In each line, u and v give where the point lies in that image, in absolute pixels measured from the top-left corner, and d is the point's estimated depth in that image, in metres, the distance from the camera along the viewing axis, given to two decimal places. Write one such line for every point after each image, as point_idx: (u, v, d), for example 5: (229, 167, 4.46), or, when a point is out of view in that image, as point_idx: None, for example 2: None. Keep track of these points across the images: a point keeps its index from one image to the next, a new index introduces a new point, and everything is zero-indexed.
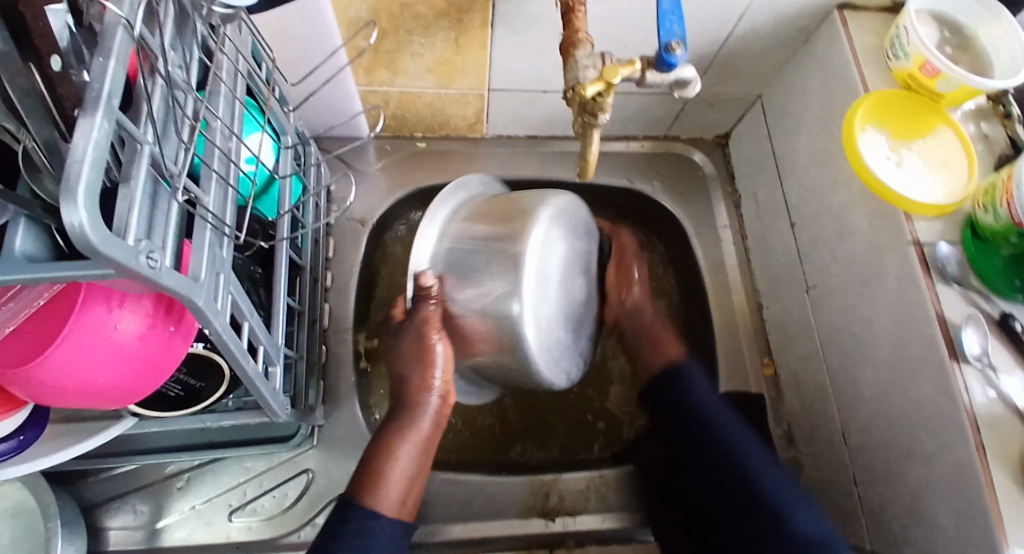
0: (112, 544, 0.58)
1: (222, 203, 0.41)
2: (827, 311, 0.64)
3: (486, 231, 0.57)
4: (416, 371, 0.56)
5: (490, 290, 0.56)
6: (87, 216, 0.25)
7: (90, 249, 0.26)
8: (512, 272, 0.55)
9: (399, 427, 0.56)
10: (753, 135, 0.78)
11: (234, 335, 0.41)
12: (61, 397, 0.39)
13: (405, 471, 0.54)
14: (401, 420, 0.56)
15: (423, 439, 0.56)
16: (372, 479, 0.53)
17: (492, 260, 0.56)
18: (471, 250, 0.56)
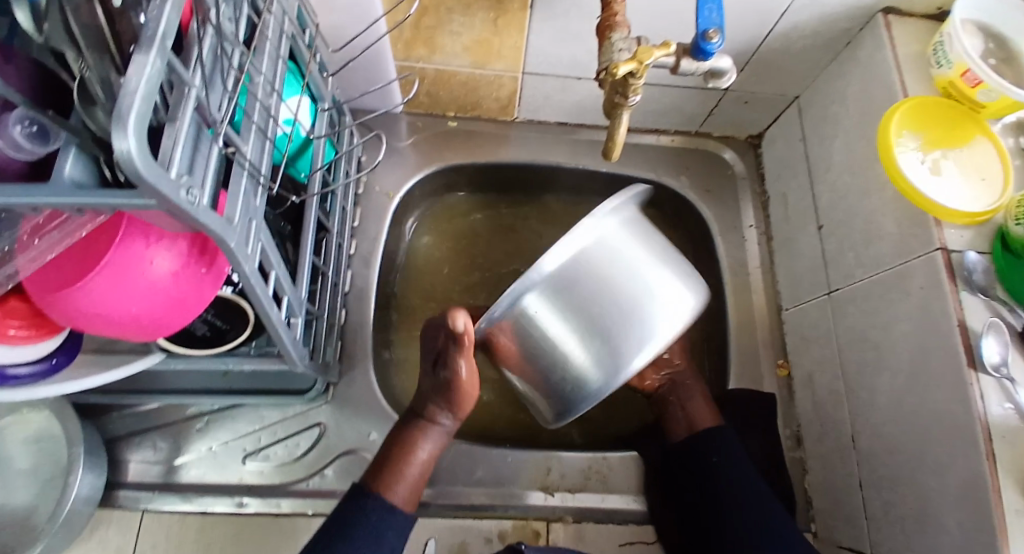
0: (132, 476, 0.61)
1: (259, 154, 0.43)
2: (848, 315, 0.63)
3: (629, 289, 0.52)
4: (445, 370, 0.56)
5: (593, 341, 0.51)
6: (136, 145, 0.27)
7: (136, 177, 0.28)
8: (625, 347, 0.51)
9: (419, 423, 0.57)
10: (787, 136, 0.77)
11: (261, 282, 0.43)
12: (98, 326, 0.42)
13: (423, 466, 0.56)
14: (424, 418, 0.57)
15: (440, 434, 0.58)
16: (392, 473, 0.54)
17: (610, 317, 0.51)
18: (595, 299, 0.51)
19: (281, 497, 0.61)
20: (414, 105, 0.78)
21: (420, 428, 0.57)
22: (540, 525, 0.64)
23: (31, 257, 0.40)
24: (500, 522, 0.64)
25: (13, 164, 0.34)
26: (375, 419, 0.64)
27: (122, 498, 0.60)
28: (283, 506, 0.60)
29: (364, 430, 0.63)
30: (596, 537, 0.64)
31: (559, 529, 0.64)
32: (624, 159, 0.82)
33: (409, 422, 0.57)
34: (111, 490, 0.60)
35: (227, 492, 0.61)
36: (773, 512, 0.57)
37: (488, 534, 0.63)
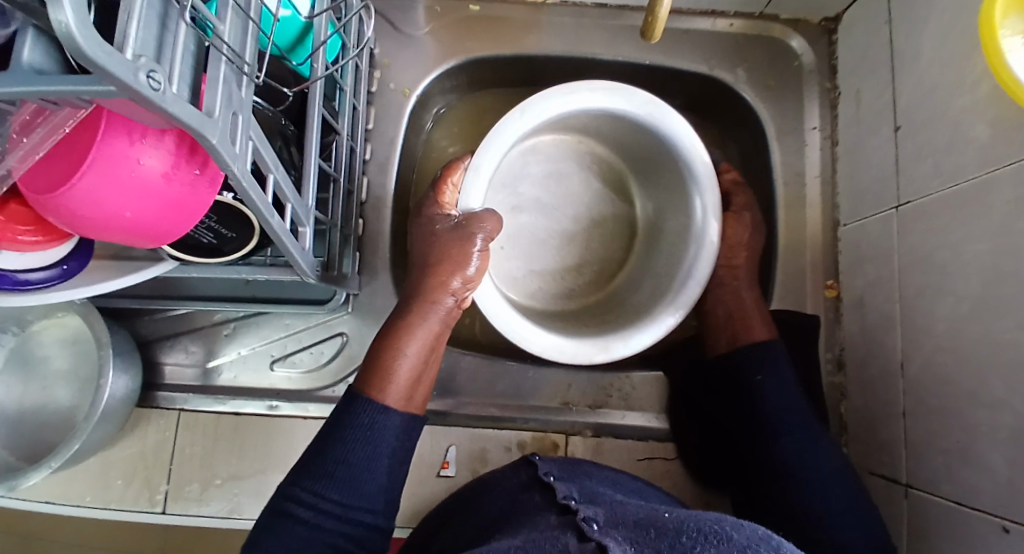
0: (168, 378, 0.63)
1: (242, 38, 0.38)
2: (914, 233, 0.56)
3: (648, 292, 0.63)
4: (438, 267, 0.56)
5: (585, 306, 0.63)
6: (74, 17, 0.23)
7: (84, 58, 0.24)
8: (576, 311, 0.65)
9: (412, 321, 0.56)
10: (869, 19, 0.65)
11: (256, 187, 0.39)
12: (97, 231, 0.40)
13: (413, 368, 0.55)
14: (409, 320, 0.56)
15: (426, 336, 0.56)
16: (378, 374, 0.53)
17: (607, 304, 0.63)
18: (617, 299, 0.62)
19: (309, 402, 0.62)
20: None
21: (412, 325, 0.56)
22: (559, 437, 0.64)
23: (20, 156, 0.37)
24: (520, 433, 0.64)
25: None
26: None
27: (161, 399, 0.63)
28: (311, 410, 0.62)
29: None
30: (615, 450, 0.64)
31: (579, 443, 0.64)
32: (672, 48, 0.72)
33: (393, 327, 0.56)
34: (150, 391, 0.63)
35: (258, 395, 0.62)
36: (802, 434, 0.55)
37: (508, 443, 0.64)
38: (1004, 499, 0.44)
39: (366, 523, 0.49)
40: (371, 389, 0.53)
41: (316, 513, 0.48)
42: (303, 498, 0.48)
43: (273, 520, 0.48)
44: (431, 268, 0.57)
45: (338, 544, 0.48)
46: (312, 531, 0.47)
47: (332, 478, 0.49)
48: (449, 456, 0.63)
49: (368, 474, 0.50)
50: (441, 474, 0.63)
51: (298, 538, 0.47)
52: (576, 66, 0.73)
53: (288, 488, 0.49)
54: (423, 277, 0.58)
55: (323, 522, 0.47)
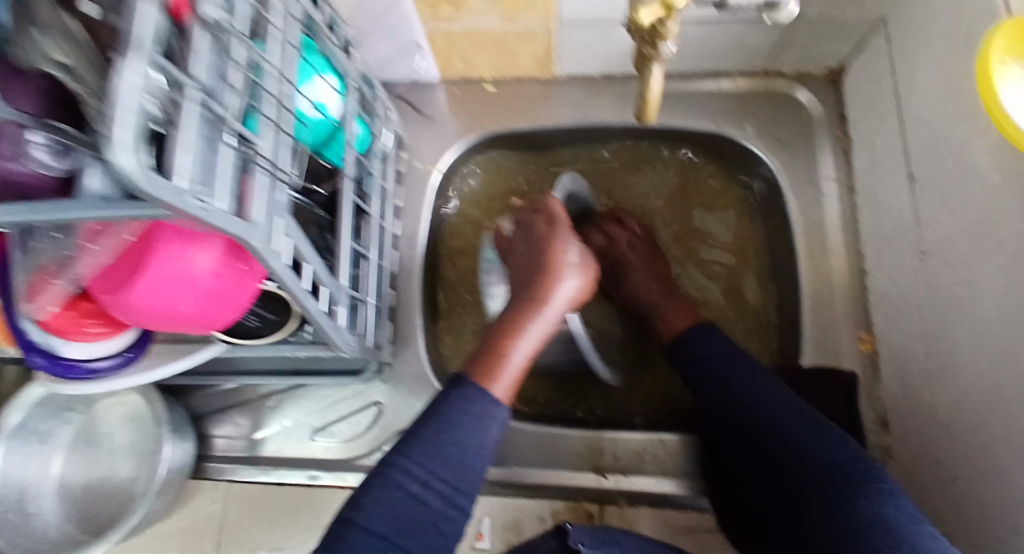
0: (218, 449, 0.67)
1: (277, 148, 0.43)
2: (938, 277, 0.55)
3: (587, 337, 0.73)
4: (558, 262, 0.54)
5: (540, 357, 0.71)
6: (135, 161, 0.26)
7: (142, 190, 0.28)
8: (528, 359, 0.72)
9: (529, 309, 0.53)
10: (871, 67, 0.66)
11: (293, 277, 0.44)
12: (153, 321, 0.45)
13: (524, 361, 0.51)
14: (525, 305, 0.53)
15: (540, 331, 0.53)
16: (493, 363, 0.49)
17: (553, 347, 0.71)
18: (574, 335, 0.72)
19: (346, 471, 0.64)
20: (449, 72, 0.76)
21: (530, 314, 0.52)
22: (593, 507, 0.65)
23: (89, 261, 0.42)
24: (552, 502, 0.65)
25: (46, 181, 0.33)
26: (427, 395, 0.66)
27: (211, 469, 0.66)
28: (348, 479, 0.64)
29: (418, 406, 0.66)
30: (653, 520, 0.64)
31: (614, 513, 0.65)
32: (679, 109, 0.75)
33: (509, 316, 0.53)
34: (201, 463, 0.67)
35: (300, 466, 0.65)
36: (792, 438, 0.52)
37: (541, 513, 0.65)
38: None
39: (460, 508, 0.46)
40: (485, 377, 0.49)
41: (426, 490, 0.45)
42: (409, 470, 0.45)
43: (377, 485, 0.45)
44: (544, 258, 0.55)
45: (438, 525, 0.45)
46: (420, 505, 0.45)
47: (445, 457, 0.46)
48: (483, 527, 0.65)
49: (473, 459, 0.47)
50: (475, 545, 0.64)
51: (403, 509, 0.44)
52: (587, 133, 0.76)
53: (390, 457, 0.46)
54: (536, 268, 0.55)
55: (431, 498, 0.45)
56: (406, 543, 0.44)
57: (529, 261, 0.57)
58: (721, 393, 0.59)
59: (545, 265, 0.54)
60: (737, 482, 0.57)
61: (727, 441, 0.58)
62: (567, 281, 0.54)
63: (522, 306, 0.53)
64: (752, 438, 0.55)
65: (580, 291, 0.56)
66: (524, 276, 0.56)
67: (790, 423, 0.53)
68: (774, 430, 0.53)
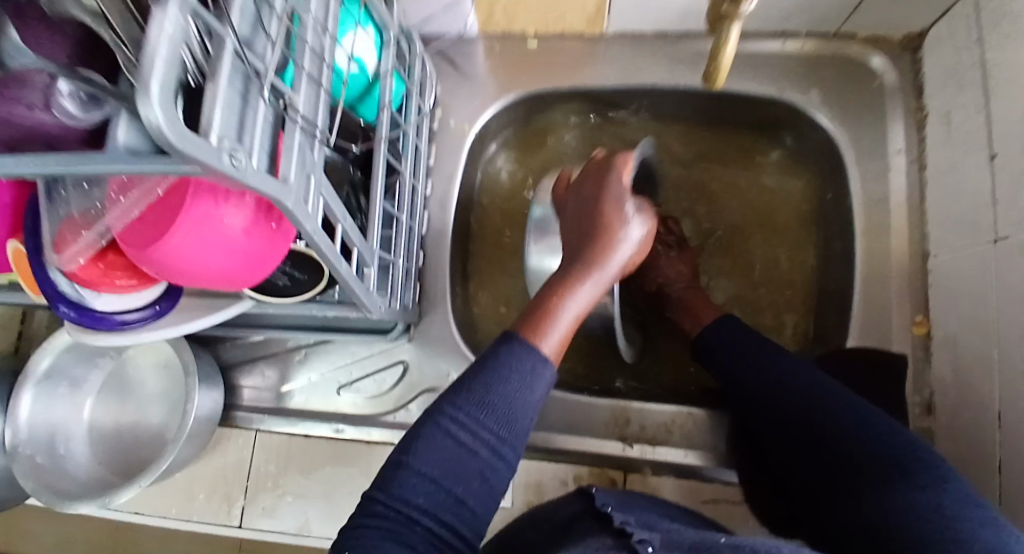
0: (245, 399, 0.68)
1: (314, 104, 0.41)
2: (1013, 271, 0.51)
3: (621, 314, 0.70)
4: (617, 216, 0.52)
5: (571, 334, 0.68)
6: (162, 114, 0.25)
7: (173, 147, 0.26)
8: None
9: (582, 267, 0.50)
10: (960, 33, 0.60)
11: (326, 238, 0.42)
12: (187, 277, 0.44)
13: (573, 319, 0.48)
14: (579, 260, 0.51)
15: (592, 288, 0.50)
16: (545, 316, 0.46)
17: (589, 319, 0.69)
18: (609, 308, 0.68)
19: (372, 427, 0.65)
20: (489, 26, 0.71)
21: (587, 267, 0.50)
22: (616, 473, 0.65)
23: (118, 215, 0.42)
24: (576, 467, 0.65)
25: (71, 133, 0.31)
26: (454, 359, 0.65)
27: (238, 418, 0.68)
28: (373, 434, 0.65)
29: (444, 369, 0.65)
30: (678, 490, 0.63)
31: (638, 481, 0.64)
32: (738, 71, 0.69)
33: (559, 273, 0.50)
34: (229, 411, 0.68)
35: (326, 418, 0.66)
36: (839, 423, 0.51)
37: (564, 478, 0.65)
38: None
39: (508, 460, 0.44)
40: (534, 331, 0.46)
41: (473, 439, 0.42)
42: (456, 417, 0.43)
43: (425, 430, 0.43)
44: (600, 216, 0.52)
45: (485, 476, 0.42)
46: (467, 454, 0.42)
47: (493, 408, 0.43)
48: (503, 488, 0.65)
49: (523, 412, 0.44)
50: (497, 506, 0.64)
51: (451, 456, 0.42)
52: (635, 94, 0.72)
53: (438, 404, 0.44)
54: (589, 225, 0.53)
55: (480, 448, 0.42)
56: (455, 489, 0.41)
57: (582, 217, 0.54)
58: (761, 380, 0.57)
59: (599, 221, 0.52)
60: (780, 464, 0.55)
61: (771, 425, 0.56)
62: (625, 233, 0.51)
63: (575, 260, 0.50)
64: (802, 426, 0.53)
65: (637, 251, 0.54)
66: (575, 235, 0.54)
67: (844, 414, 0.51)
68: (824, 420, 0.52)
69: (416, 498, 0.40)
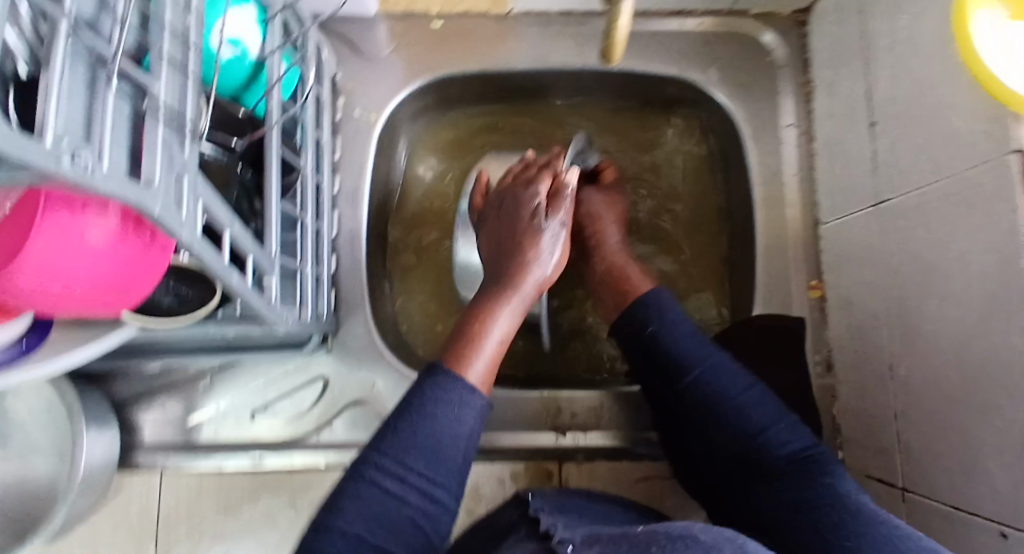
0: (148, 437, 0.61)
1: (181, 95, 0.36)
2: (897, 232, 0.55)
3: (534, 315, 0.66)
4: (530, 236, 0.54)
5: None
6: None
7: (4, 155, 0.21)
8: None
9: (500, 291, 0.52)
10: (839, 8, 0.63)
11: (210, 248, 0.38)
12: (43, 306, 0.38)
13: (499, 344, 0.50)
14: (498, 287, 0.52)
15: (514, 308, 0.52)
16: (469, 347, 0.48)
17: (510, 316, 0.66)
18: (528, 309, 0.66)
19: (293, 451, 0.60)
20: (390, 5, 0.67)
21: (503, 293, 0.52)
22: (552, 465, 0.64)
23: None
24: (512, 465, 0.64)
25: None
26: (380, 367, 0.62)
27: (141, 459, 0.60)
28: (295, 459, 0.60)
29: (368, 378, 0.61)
30: (612, 473, 0.64)
31: (574, 469, 0.64)
32: (640, 51, 0.70)
33: (480, 301, 0.52)
34: (128, 452, 0.60)
35: (242, 448, 0.60)
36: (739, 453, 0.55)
37: (501, 476, 0.64)
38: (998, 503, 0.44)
39: (441, 502, 0.44)
40: (458, 363, 0.47)
41: (401, 486, 0.43)
42: (383, 466, 0.43)
43: (352, 485, 0.43)
44: (517, 239, 0.54)
45: (417, 521, 0.43)
46: (394, 503, 0.43)
47: (420, 449, 0.43)
48: None
49: (451, 451, 0.44)
50: None
51: (377, 507, 0.42)
52: (544, 77, 0.71)
53: (364, 457, 0.44)
54: (509, 248, 0.55)
55: (406, 496, 0.43)
56: (382, 541, 0.42)
57: (502, 243, 0.56)
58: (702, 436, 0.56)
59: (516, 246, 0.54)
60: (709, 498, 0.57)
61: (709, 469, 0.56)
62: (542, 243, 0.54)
63: (494, 291, 0.52)
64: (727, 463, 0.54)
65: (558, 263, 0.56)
66: (496, 261, 0.55)
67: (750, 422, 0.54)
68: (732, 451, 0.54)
69: None
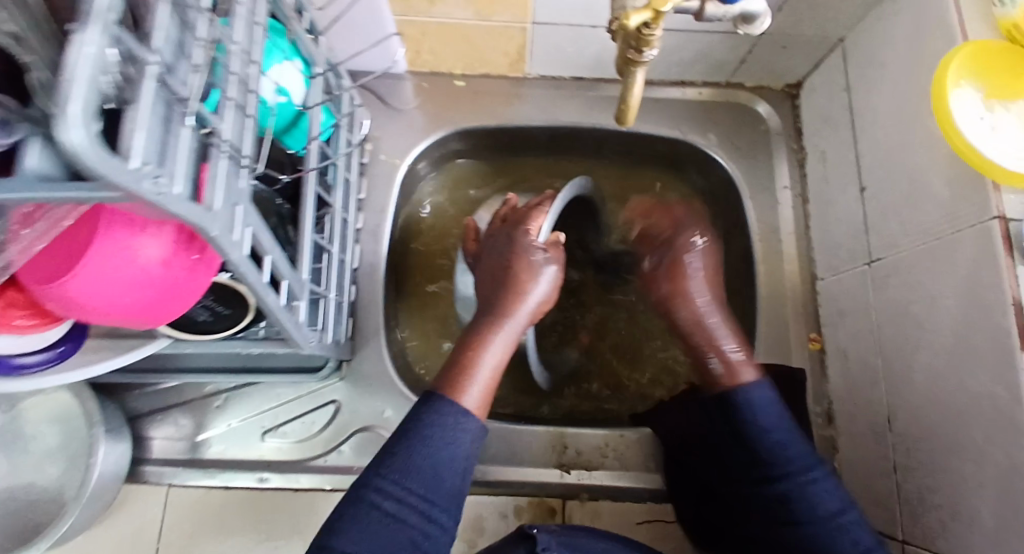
0: (157, 452, 0.62)
1: (240, 132, 0.41)
2: (888, 286, 0.58)
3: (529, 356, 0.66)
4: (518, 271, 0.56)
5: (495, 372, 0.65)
6: (88, 140, 0.24)
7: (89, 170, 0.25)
8: None
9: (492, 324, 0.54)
10: (829, 83, 0.69)
11: (253, 269, 0.42)
12: (97, 314, 0.41)
13: (492, 374, 0.53)
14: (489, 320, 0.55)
15: (504, 340, 0.54)
16: (464, 375, 0.51)
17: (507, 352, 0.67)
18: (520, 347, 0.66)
19: (300, 473, 0.61)
20: (418, 64, 0.74)
21: (496, 324, 0.54)
22: (555, 502, 0.65)
23: (20, 248, 0.38)
24: (515, 498, 0.65)
25: None
26: (389, 395, 0.64)
27: (148, 473, 0.62)
28: (303, 481, 0.61)
29: (378, 406, 0.63)
30: (613, 512, 0.65)
31: (576, 507, 0.65)
32: (646, 115, 0.76)
33: (473, 332, 0.55)
34: (137, 466, 0.62)
35: (249, 468, 0.62)
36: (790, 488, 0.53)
37: (503, 510, 0.64)
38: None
39: (439, 522, 0.46)
40: (455, 390, 0.50)
41: (400, 507, 0.45)
42: (383, 488, 0.45)
43: (355, 507, 0.45)
44: (510, 268, 0.57)
45: (416, 542, 0.45)
46: (396, 524, 0.44)
47: (419, 471, 0.46)
48: None
49: (447, 471, 0.46)
50: None
51: (379, 528, 0.44)
52: (558, 134, 0.77)
53: (365, 479, 0.46)
54: (500, 279, 0.57)
55: (406, 516, 0.44)
56: None
57: (493, 277, 0.58)
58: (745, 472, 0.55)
59: (506, 280, 0.56)
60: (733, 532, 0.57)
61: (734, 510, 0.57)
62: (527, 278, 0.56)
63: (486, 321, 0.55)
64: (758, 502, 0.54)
65: (546, 299, 0.57)
66: (489, 293, 0.58)
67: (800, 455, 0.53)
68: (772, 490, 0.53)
69: None
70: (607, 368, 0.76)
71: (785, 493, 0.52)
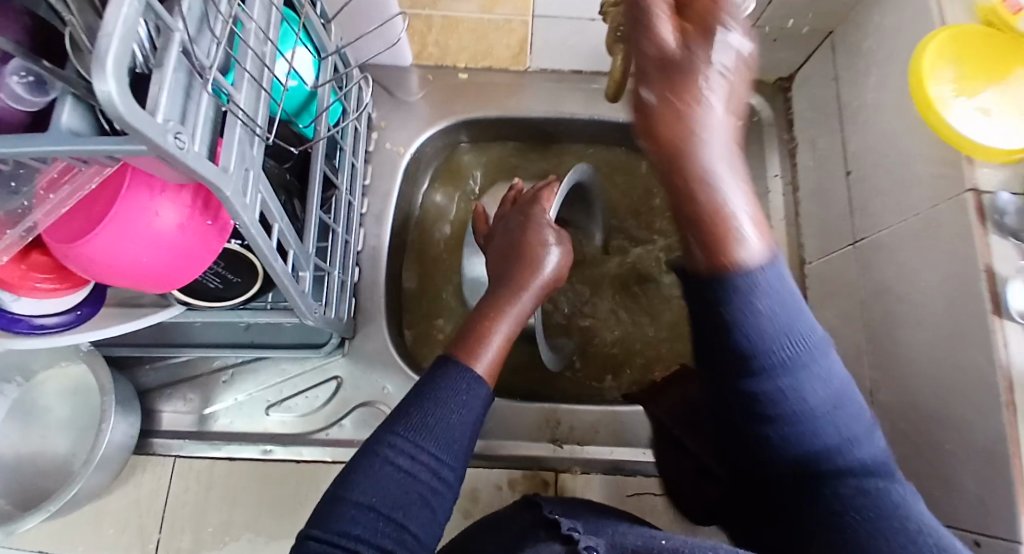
0: (165, 424, 0.64)
1: (254, 104, 0.44)
2: (874, 265, 0.60)
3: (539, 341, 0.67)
4: (530, 244, 0.59)
5: None
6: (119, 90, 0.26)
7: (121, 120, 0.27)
8: None
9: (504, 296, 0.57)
10: (818, 75, 0.72)
11: (263, 234, 0.44)
12: (113, 276, 0.43)
13: (502, 345, 0.54)
14: (501, 293, 0.57)
15: (516, 310, 0.56)
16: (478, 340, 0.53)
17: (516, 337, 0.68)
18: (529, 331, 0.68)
19: (302, 446, 0.63)
20: (423, 56, 0.77)
21: (509, 295, 0.57)
22: (548, 475, 0.67)
23: (47, 210, 0.40)
24: (510, 471, 0.67)
25: (14, 115, 0.33)
26: (390, 372, 0.65)
27: (156, 445, 0.63)
28: (304, 453, 0.63)
29: (380, 382, 0.65)
30: (605, 485, 0.67)
31: (570, 479, 0.67)
32: None
33: (486, 303, 0.57)
34: (145, 438, 0.64)
35: (253, 440, 0.63)
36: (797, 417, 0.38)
37: (498, 482, 0.66)
38: (973, 515, 0.46)
39: (448, 482, 0.46)
40: (468, 355, 0.52)
41: (413, 464, 0.45)
42: (396, 445, 0.45)
43: (366, 462, 0.45)
44: (522, 246, 0.60)
45: (427, 499, 0.44)
46: (409, 480, 0.44)
47: (432, 430, 0.46)
48: None
49: (458, 432, 0.47)
50: None
51: (391, 482, 0.44)
52: (557, 124, 0.79)
53: (377, 437, 0.46)
54: (512, 253, 0.60)
55: (419, 472, 0.44)
56: (398, 516, 0.43)
57: (505, 253, 0.61)
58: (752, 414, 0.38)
59: (518, 256, 0.59)
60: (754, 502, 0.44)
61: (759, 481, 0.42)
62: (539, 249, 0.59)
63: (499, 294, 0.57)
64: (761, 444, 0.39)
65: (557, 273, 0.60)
66: (500, 269, 0.60)
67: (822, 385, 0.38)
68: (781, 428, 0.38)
69: (356, 527, 0.41)
70: (601, 351, 0.78)
71: (768, 394, 0.37)
